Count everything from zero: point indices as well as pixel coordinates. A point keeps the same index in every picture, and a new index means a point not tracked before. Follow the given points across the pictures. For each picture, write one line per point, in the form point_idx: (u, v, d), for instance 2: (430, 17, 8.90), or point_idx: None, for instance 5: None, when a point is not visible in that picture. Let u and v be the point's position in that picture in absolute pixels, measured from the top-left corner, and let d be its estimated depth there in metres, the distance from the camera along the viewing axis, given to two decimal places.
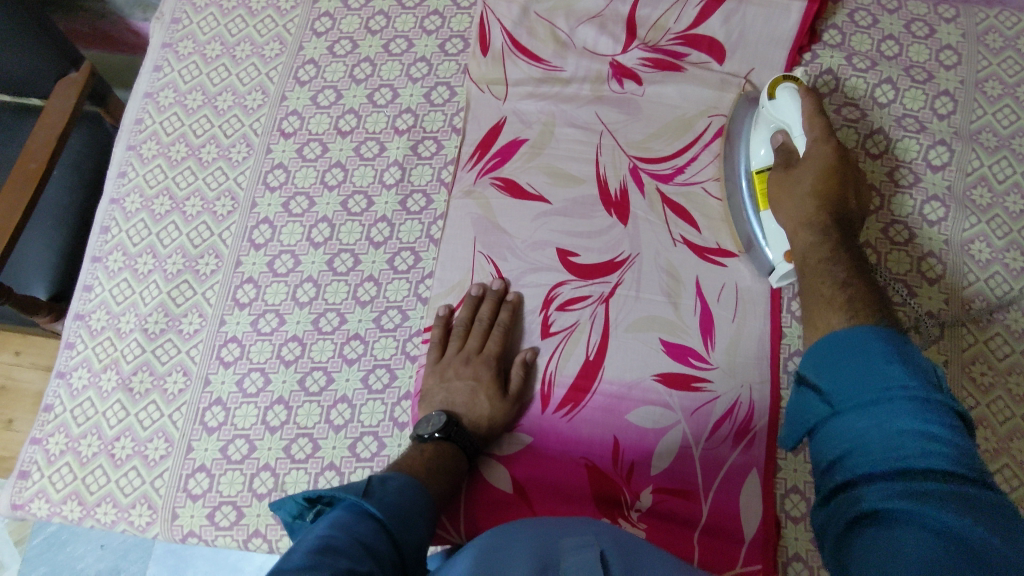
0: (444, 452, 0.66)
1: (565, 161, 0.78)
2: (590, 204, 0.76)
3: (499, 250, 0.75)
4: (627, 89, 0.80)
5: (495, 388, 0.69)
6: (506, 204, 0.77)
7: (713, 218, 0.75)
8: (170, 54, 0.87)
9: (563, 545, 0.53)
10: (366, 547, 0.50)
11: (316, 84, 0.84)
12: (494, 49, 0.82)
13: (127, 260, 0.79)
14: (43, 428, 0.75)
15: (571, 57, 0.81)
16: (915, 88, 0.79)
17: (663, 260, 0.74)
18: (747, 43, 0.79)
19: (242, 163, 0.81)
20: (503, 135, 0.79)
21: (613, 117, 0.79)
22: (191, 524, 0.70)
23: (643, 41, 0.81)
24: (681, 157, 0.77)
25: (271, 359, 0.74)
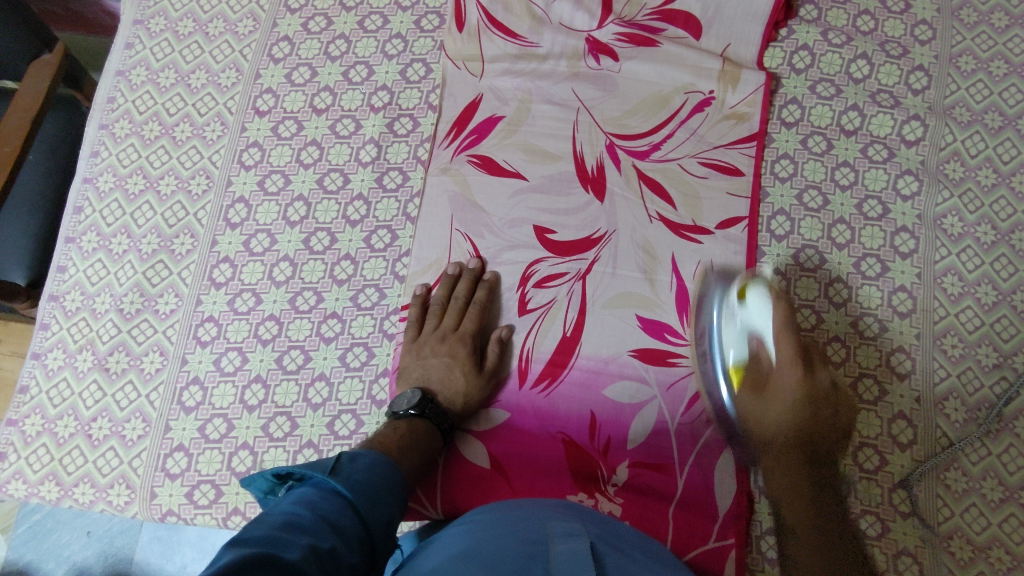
0: (419, 428, 0.66)
1: (541, 137, 0.78)
2: (566, 181, 0.76)
3: (475, 228, 0.75)
4: (604, 65, 0.80)
5: (471, 365, 0.70)
6: (482, 181, 0.76)
7: (690, 194, 0.75)
8: (142, 31, 0.86)
9: (551, 531, 0.52)
10: (331, 523, 0.50)
11: (290, 62, 0.83)
12: (470, 24, 0.81)
13: (101, 241, 0.79)
14: (19, 410, 0.74)
15: (547, 33, 0.80)
16: (890, 63, 0.79)
17: (639, 236, 0.74)
18: (723, 18, 0.79)
19: (216, 141, 0.81)
20: (479, 112, 0.79)
21: (590, 93, 0.79)
22: (170, 503, 0.70)
23: (619, 16, 0.80)
24: (657, 133, 0.77)
25: (248, 338, 0.74)
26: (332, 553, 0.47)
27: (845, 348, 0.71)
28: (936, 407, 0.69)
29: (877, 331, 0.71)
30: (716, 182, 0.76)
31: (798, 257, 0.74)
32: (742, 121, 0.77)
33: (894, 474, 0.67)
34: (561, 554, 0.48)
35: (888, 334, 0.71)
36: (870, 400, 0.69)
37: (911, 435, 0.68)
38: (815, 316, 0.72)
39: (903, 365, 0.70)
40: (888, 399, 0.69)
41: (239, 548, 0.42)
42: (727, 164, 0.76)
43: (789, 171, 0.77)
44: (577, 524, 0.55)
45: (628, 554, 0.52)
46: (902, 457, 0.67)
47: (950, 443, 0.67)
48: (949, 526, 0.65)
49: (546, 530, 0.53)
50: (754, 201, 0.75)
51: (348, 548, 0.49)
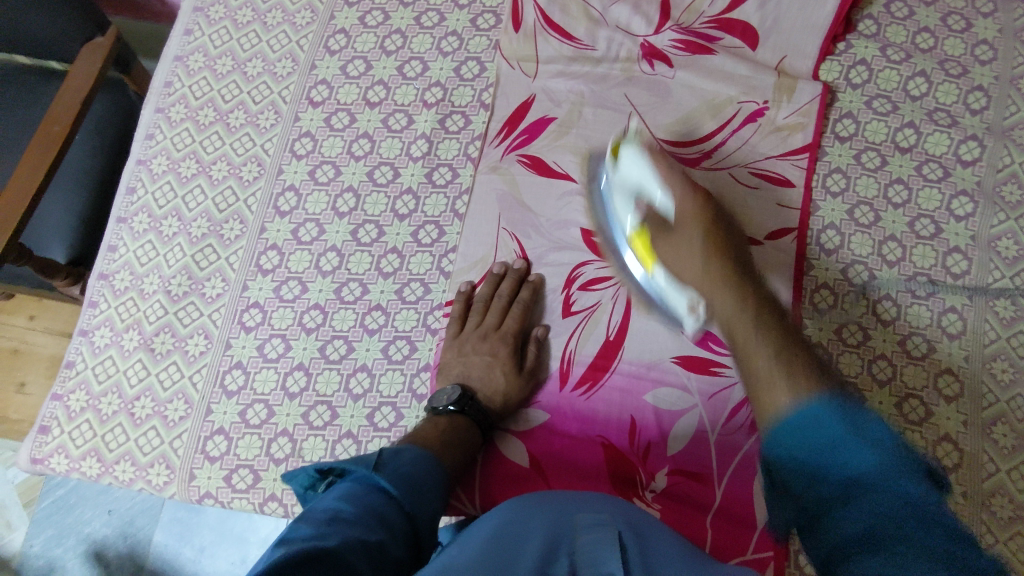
0: (458, 425, 0.66)
1: (592, 141, 0.78)
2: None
3: (522, 227, 0.75)
4: (658, 71, 0.80)
5: (511, 365, 0.70)
6: (532, 181, 0.76)
7: (739, 204, 0.75)
8: (201, 18, 0.87)
9: (579, 523, 0.52)
10: (378, 518, 0.51)
11: (346, 54, 0.84)
12: (526, 25, 0.81)
13: (152, 222, 0.80)
14: (65, 385, 0.75)
15: (603, 36, 0.80)
16: (948, 82, 0.78)
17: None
18: (782, 28, 0.78)
19: (270, 130, 0.81)
20: (531, 113, 0.79)
21: (642, 99, 0.79)
22: (208, 485, 0.70)
23: (676, 23, 0.80)
24: (709, 142, 0.77)
25: (292, 326, 0.75)
26: (379, 546, 0.48)
27: (891, 367, 0.70)
28: (984, 432, 0.67)
29: (925, 351, 0.70)
30: (766, 193, 0.75)
31: (847, 272, 0.73)
32: (794, 133, 0.77)
33: None
34: (586, 549, 0.47)
35: (936, 355, 0.70)
36: (916, 420, 0.68)
37: (957, 458, 0.67)
38: (862, 333, 0.71)
39: (951, 388, 0.69)
40: (935, 420, 0.68)
41: (287, 544, 0.42)
42: (778, 176, 0.76)
43: (841, 186, 0.76)
44: (606, 515, 0.53)
45: (661, 547, 0.51)
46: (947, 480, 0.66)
47: (997, 469, 0.66)
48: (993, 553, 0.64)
49: (574, 522, 0.52)
50: (805, 213, 0.74)
51: (395, 542, 0.50)
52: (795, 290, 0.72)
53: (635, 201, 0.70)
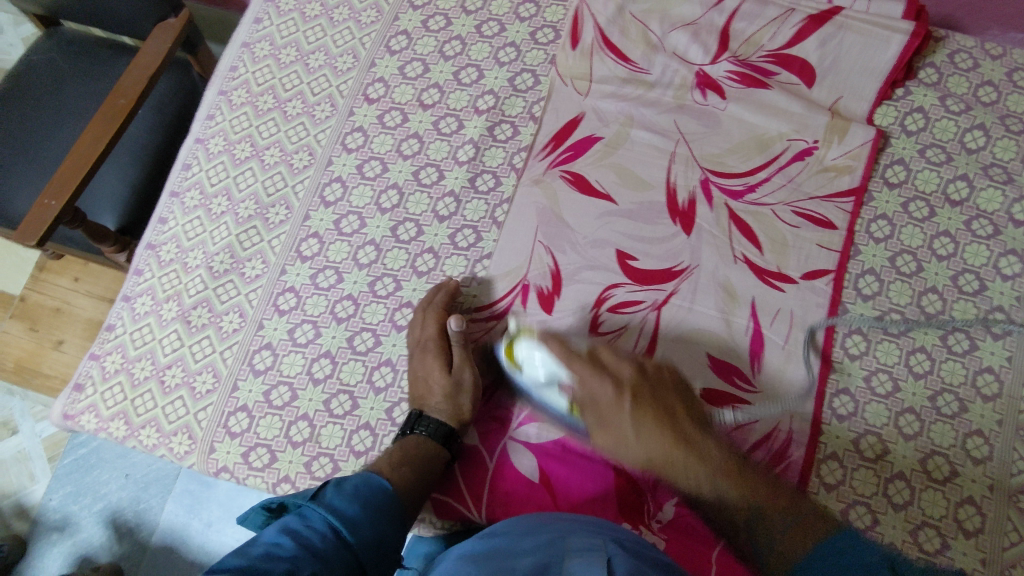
0: (409, 445, 0.67)
1: (636, 164, 0.78)
2: (655, 211, 0.76)
3: (558, 242, 0.76)
4: (710, 100, 0.80)
5: (438, 366, 0.70)
6: (572, 198, 0.77)
7: (779, 241, 0.74)
8: (272, 9, 0.90)
9: (569, 547, 0.52)
10: (313, 552, 0.56)
11: (406, 55, 0.86)
12: (584, 43, 0.82)
13: (202, 200, 0.82)
14: (103, 346, 0.78)
15: (659, 60, 0.81)
16: (1007, 138, 0.77)
17: (721, 276, 0.73)
18: (841, 69, 0.78)
19: (324, 121, 0.84)
20: (579, 130, 0.80)
21: (691, 127, 0.79)
22: (226, 459, 0.72)
23: (733, 54, 0.81)
24: (754, 175, 0.77)
25: (324, 314, 0.76)
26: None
27: (918, 421, 0.68)
28: (1010, 499, 0.65)
29: (956, 410, 0.69)
30: (807, 232, 0.74)
31: (883, 319, 0.72)
32: (841, 175, 0.76)
33: (955, 561, 0.64)
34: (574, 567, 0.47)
35: (967, 415, 0.68)
36: (939, 479, 0.66)
37: (978, 523, 0.65)
38: (891, 383, 0.70)
39: (979, 450, 0.67)
40: (958, 480, 0.66)
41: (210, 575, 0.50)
42: (820, 216, 0.75)
43: (885, 233, 0.75)
44: (599, 541, 0.53)
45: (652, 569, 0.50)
46: (966, 544, 0.64)
47: (1021, 539, 0.64)
48: None
49: (566, 546, 0.52)
50: (844, 255, 0.74)
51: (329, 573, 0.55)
52: (824, 332, 0.72)
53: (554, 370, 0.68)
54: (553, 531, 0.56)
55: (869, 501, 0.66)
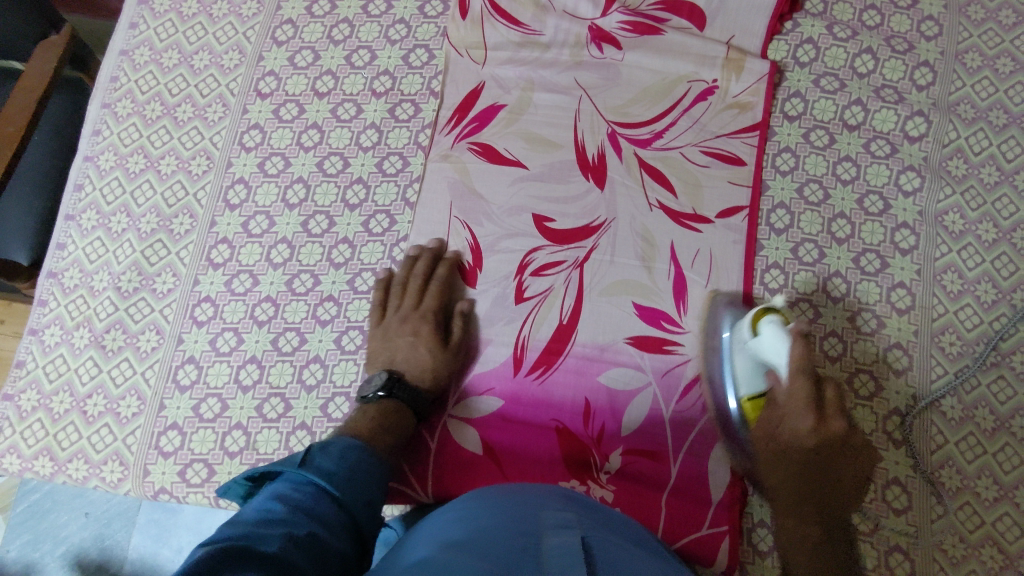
0: (388, 409, 0.66)
1: (542, 126, 0.77)
2: (566, 170, 0.76)
3: (473, 214, 0.75)
4: (607, 53, 0.79)
5: (435, 340, 0.70)
6: (482, 168, 0.76)
7: (692, 182, 0.75)
8: (146, 11, 0.86)
9: (544, 523, 0.51)
10: (307, 514, 0.50)
11: (293, 45, 0.83)
12: (474, 12, 0.81)
13: (101, 219, 0.79)
14: (16, 384, 0.75)
15: (551, 20, 0.80)
16: (894, 59, 0.78)
17: (639, 224, 0.74)
18: (728, 8, 0.79)
19: (218, 123, 0.81)
20: (481, 100, 0.79)
21: (592, 81, 0.79)
22: (162, 481, 0.70)
23: (624, 5, 0.80)
24: (660, 121, 0.77)
25: (244, 319, 0.74)
26: (311, 540, 0.47)
27: (841, 343, 0.70)
28: (932, 405, 0.68)
29: (874, 326, 0.71)
30: (718, 171, 0.75)
31: (798, 250, 0.73)
32: (744, 111, 0.77)
33: (887, 471, 0.67)
34: (553, 546, 0.47)
35: (885, 330, 0.71)
36: (865, 395, 0.69)
37: (906, 432, 0.68)
38: (812, 310, 0.71)
39: (900, 361, 0.70)
40: (884, 394, 0.69)
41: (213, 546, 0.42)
42: (730, 153, 0.76)
43: (791, 164, 0.76)
44: (571, 515, 0.54)
45: (621, 543, 0.52)
46: (896, 453, 0.67)
47: (945, 441, 0.67)
48: (941, 525, 0.65)
49: (539, 521, 0.52)
50: (755, 190, 0.75)
51: (329, 534, 0.50)
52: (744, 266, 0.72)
53: (752, 353, 0.62)
54: (516, 506, 0.55)
55: None
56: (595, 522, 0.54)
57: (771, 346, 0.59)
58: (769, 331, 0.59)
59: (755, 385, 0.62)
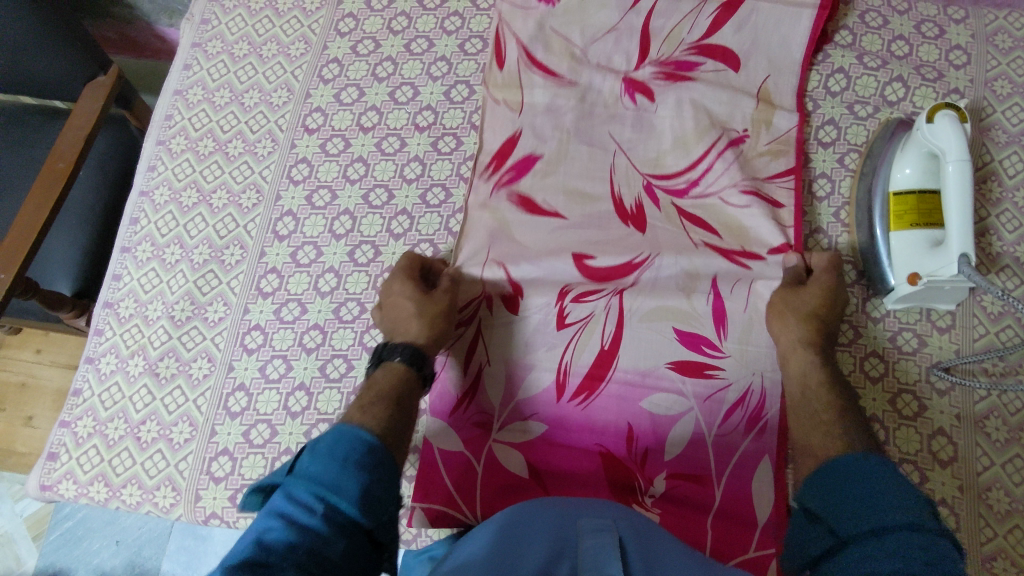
0: (384, 372, 0.66)
1: (580, 178, 0.79)
2: (605, 216, 0.77)
3: (512, 259, 0.76)
4: (641, 103, 0.81)
5: (410, 295, 0.71)
6: (522, 218, 0.77)
7: (731, 226, 0.76)
8: (199, 53, 0.90)
9: (582, 529, 0.52)
10: (305, 534, 0.47)
11: (339, 82, 0.86)
12: (511, 64, 0.83)
13: (155, 251, 0.82)
14: (72, 411, 0.77)
15: (586, 72, 0.82)
16: (925, 87, 0.80)
17: (682, 262, 0.74)
18: (760, 51, 0.81)
19: (267, 157, 0.84)
20: (518, 149, 0.80)
21: (628, 132, 0.80)
22: (214, 505, 0.71)
23: (656, 57, 0.82)
24: (697, 169, 0.78)
25: (293, 346, 0.76)
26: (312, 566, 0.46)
27: (883, 363, 0.72)
28: (977, 425, 0.69)
29: (915, 346, 0.72)
30: (758, 210, 0.75)
31: None
32: (778, 157, 0.78)
33: (935, 491, 0.68)
34: (588, 548, 0.48)
35: (927, 349, 0.72)
36: (910, 416, 0.70)
37: (952, 452, 0.69)
38: (853, 331, 0.73)
39: (943, 381, 0.71)
40: (928, 414, 0.70)
41: None
42: (765, 194, 0.76)
43: (827, 190, 0.78)
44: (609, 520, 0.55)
45: (657, 548, 0.52)
46: (943, 474, 0.68)
47: (992, 463, 0.68)
48: (992, 547, 0.65)
49: (576, 527, 0.53)
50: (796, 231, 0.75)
51: (331, 548, 0.47)
52: None
53: (924, 160, 0.70)
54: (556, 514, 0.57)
55: None
56: (634, 527, 0.54)
57: (944, 130, 0.67)
58: (947, 120, 0.67)
59: (915, 168, 0.71)
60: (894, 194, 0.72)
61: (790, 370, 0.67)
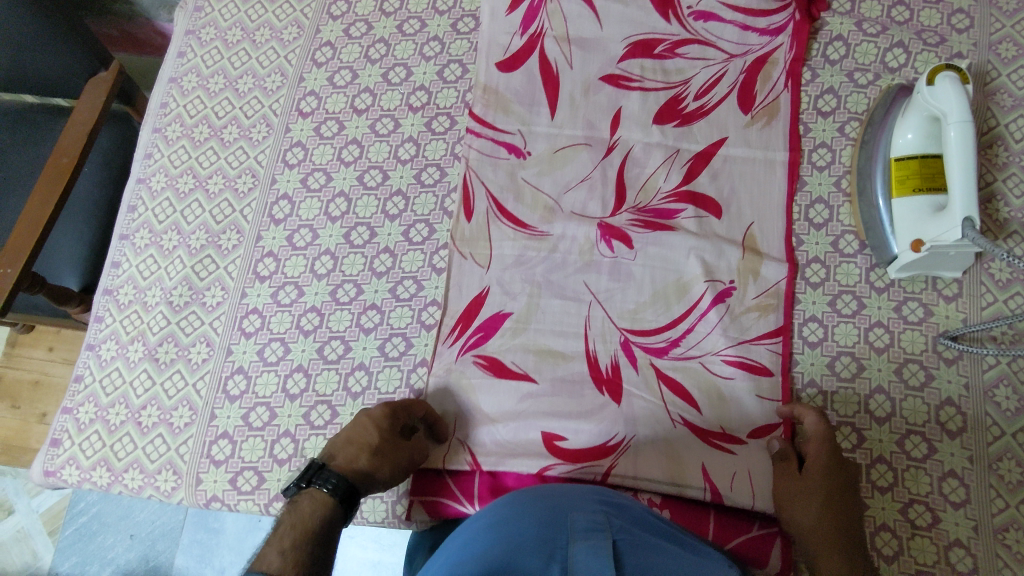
0: (305, 506, 0.61)
1: (552, 336, 0.72)
2: (576, 383, 0.70)
3: (474, 435, 0.69)
4: (619, 253, 0.74)
5: (389, 432, 0.65)
6: (489, 387, 0.70)
7: (714, 396, 0.69)
8: (193, 41, 0.90)
9: (574, 526, 0.48)
10: None
11: (332, 65, 0.86)
12: (479, 214, 0.76)
13: (152, 238, 0.82)
14: (74, 398, 0.77)
15: (558, 222, 0.75)
16: (927, 52, 0.78)
17: (662, 444, 0.67)
18: (741, 196, 0.75)
19: (262, 142, 0.84)
20: (485, 308, 0.73)
21: (603, 285, 0.73)
22: (215, 488, 0.71)
23: (632, 204, 0.75)
24: (676, 328, 0.71)
25: (291, 329, 0.76)
26: None
27: (888, 334, 0.70)
28: (986, 395, 0.68)
29: (922, 315, 0.71)
30: (743, 384, 0.69)
31: (838, 243, 0.74)
32: (766, 314, 0.71)
33: (944, 463, 0.66)
34: (579, 552, 0.44)
35: (933, 319, 0.70)
36: (917, 386, 0.68)
37: (961, 423, 0.67)
38: (856, 302, 0.72)
39: (950, 350, 0.69)
40: (936, 384, 0.68)
41: None
42: (750, 362, 0.69)
43: (827, 160, 0.77)
44: (602, 516, 0.51)
45: (656, 550, 0.48)
46: (952, 445, 0.66)
47: (1002, 432, 0.66)
48: (1004, 518, 0.64)
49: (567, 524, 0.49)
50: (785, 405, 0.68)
51: None
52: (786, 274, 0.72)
53: (927, 124, 0.68)
54: (547, 507, 0.53)
55: (853, 419, 0.68)
56: (629, 527, 0.50)
57: (945, 92, 0.65)
58: (948, 83, 0.66)
59: (917, 132, 0.69)
60: (896, 159, 0.70)
61: (800, 524, 0.61)
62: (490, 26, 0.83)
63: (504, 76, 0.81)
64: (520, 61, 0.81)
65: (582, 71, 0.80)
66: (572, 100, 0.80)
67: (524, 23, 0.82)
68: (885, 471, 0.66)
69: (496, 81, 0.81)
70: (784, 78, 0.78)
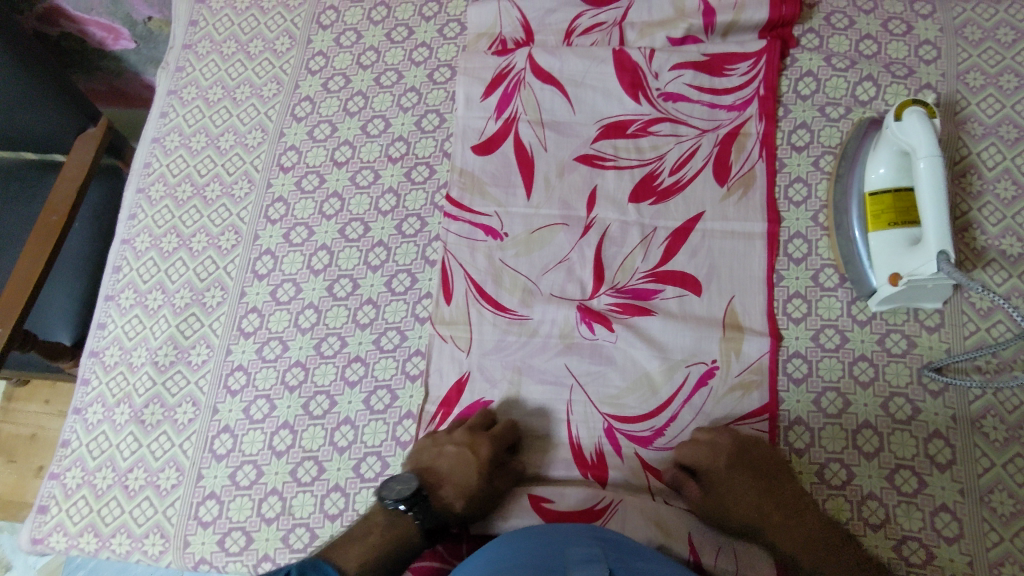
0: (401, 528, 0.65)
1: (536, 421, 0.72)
2: (561, 470, 0.70)
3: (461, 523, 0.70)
4: (599, 334, 0.73)
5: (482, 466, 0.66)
6: None
7: None
8: (175, 100, 0.92)
9: (570, 560, 0.50)
10: None
11: (312, 119, 0.87)
12: (457, 297, 0.76)
13: (138, 297, 0.82)
14: (61, 463, 0.77)
15: (538, 305, 0.75)
16: (896, 84, 0.79)
17: (651, 511, 0.66)
18: (721, 273, 0.74)
19: (244, 198, 0.85)
20: (466, 394, 0.73)
21: (584, 369, 0.72)
22: (202, 551, 0.71)
23: (611, 284, 0.75)
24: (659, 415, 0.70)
25: (276, 385, 0.76)
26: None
27: (873, 368, 0.70)
28: (974, 426, 0.67)
29: (905, 347, 0.70)
30: None
31: (818, 277, 0.74)
32: (749, 392, 0.70)
33: (935, 497, 0.65)
34: None
35: (917, 350, 0.70)
36: (903, 420, 0.68)
37: (950, 455, 0.66)
38: (839, 336, 0.72)
39: (936, 382, 0.69)
40: (923, 417, 0.68)
41: None
42: None
43: (803, 195, 0.77)
44: (596, 548, 0.52)
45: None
46: (943, 479, 0.66)
47: (993, 464, 0.66)
48: (1000, 552, 0.63)
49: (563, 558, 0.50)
50: None
51: None
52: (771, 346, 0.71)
53: (898, 158, 0.69)
54: (543, 543, 0.54)
55: (842, 455, 0.68)
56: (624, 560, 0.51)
57: (913, 126, 0.66)
58: (916, 117, 0.66)
59: (887, 168, 0.69)
60: (870, 194, 0.71)
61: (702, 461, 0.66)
62: (464, 112, 0.83)
63: (479, 160, 0.81)
64: (495, 143, 0.82)
65: (556, 153, 0.80)
66: (548, 181, 0.79)
67: (497, 107, 0.83)
68: (876, 508, 0.66)
69: (471, 164, 0.81)
70: (757, 149, 0.78)
